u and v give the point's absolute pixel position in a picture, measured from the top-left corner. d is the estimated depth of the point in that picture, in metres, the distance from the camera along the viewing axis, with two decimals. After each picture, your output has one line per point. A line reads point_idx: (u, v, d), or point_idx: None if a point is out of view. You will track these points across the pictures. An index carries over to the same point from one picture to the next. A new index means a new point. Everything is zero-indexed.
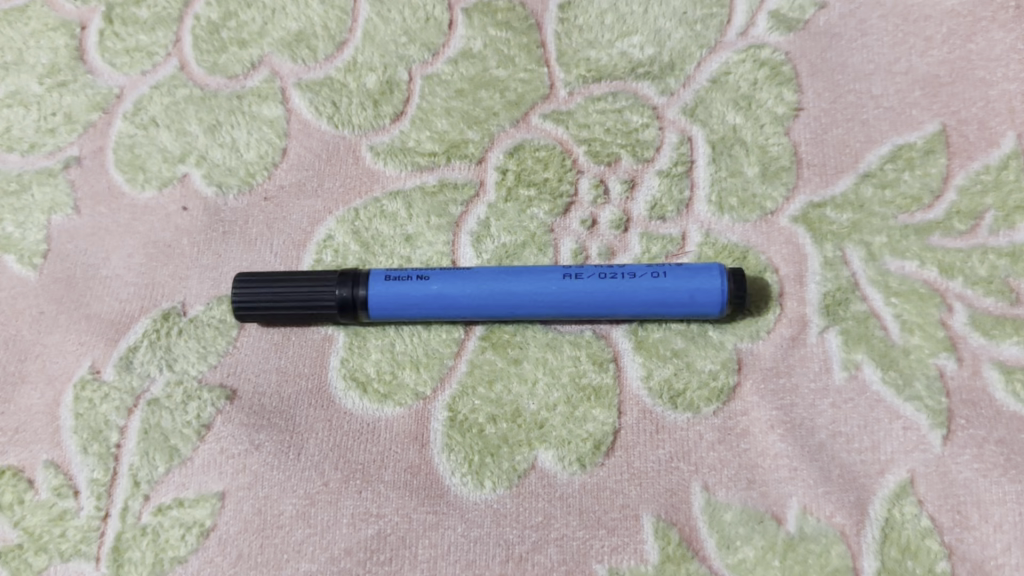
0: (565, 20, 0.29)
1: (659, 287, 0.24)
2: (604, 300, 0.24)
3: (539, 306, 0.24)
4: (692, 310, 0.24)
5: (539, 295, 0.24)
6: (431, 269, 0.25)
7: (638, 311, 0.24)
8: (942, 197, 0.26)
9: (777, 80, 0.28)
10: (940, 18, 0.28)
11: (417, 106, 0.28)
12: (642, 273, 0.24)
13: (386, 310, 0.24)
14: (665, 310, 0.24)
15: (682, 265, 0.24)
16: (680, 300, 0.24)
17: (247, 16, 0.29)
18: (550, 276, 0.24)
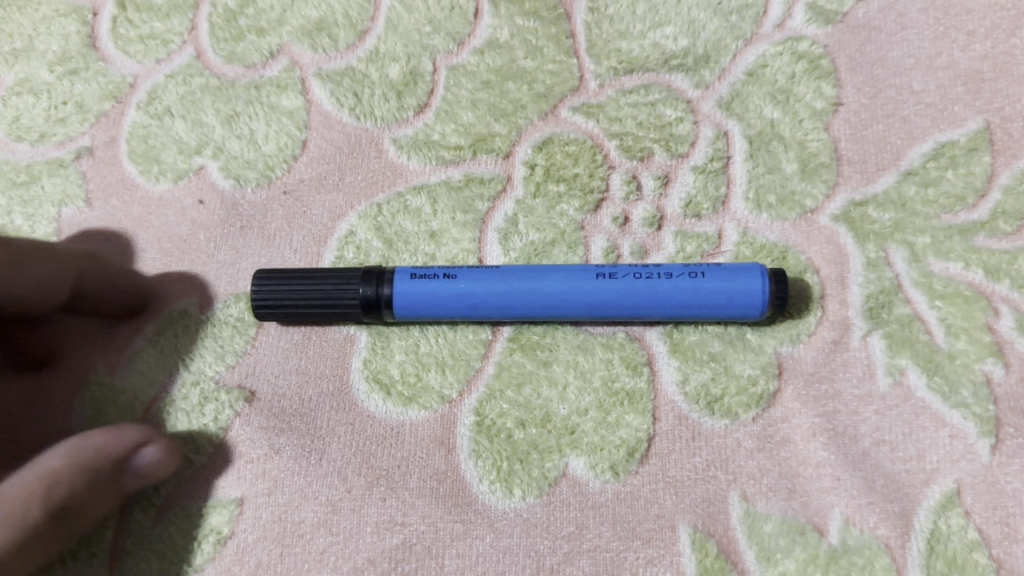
0: (595, 9, 0.28)
1: (697, 288, 0.23)
2: (639, 301, 0.23)
3: (571, 307, 0.23)
4: (731, 312, 0.23)
5: (571, 296, 0.23)
6: (458, 267, 0.24)
7: (675, 312, 0.23)
8: (987, 197, 0.25)
9: (815, 74, 0.27)
10: (984, 10, 0.27)
11: (442, 98, 0.27)
12: (679, 273, 0.23)
13: (411, 310, 0.23)
14: (703, 312, 0.23)
15: (720, 265, 0.23)
16: (718, 302, 0.23)
17: (265, 3, 0.28)
18: (582, 276, 0.23)
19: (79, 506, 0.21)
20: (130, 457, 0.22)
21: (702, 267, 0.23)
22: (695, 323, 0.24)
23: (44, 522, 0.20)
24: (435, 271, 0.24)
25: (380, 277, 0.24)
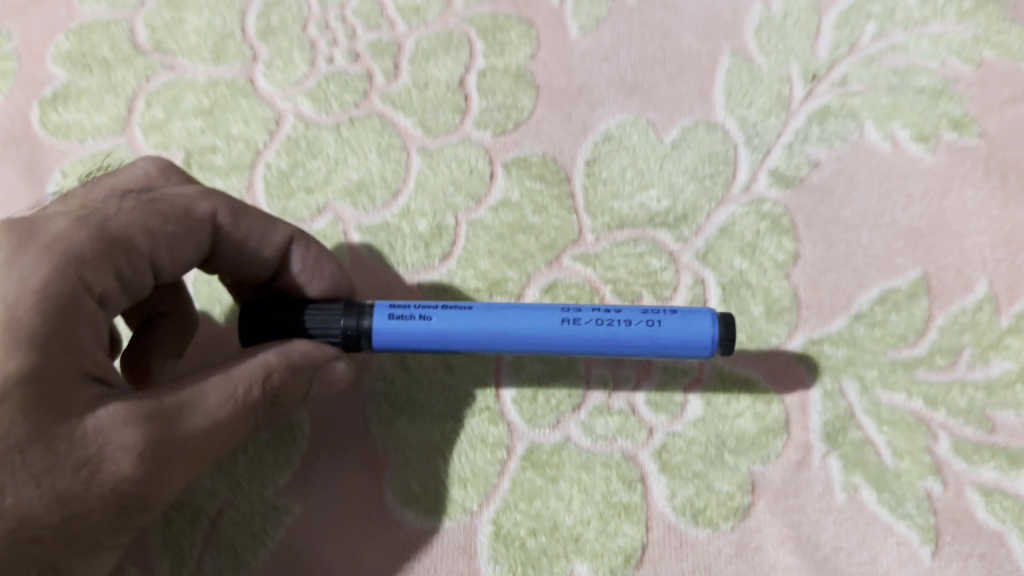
0: (591, 174, 0.33)
1: (651, 332, 0.26)
2: (600, 343, 0.27)
3: (537, 347, 0.27)
4: (682, 354, 0.26)
5: (536, 336, 0.27)
6: (430, 308, 0.27)
7: (630, 352, 0.27)
8: (925, 335, 0.30)
9: (776, 231, 0.32)
10: (919, 176, 0.32)
11: (463, 248, 0.32)
12: (637, 320, 0.27)
13: (389, 342, 0.28)
14: (656, 352, 0.27)
15: (675, 311, 0.27)
16: (672, 346, 0.26)
17: (313, 165, 0.33)
18: (549, 319, 0.27)
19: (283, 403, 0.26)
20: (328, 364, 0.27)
21: (657, 312, 0.27)
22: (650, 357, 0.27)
23: (258, 409, 0.25)
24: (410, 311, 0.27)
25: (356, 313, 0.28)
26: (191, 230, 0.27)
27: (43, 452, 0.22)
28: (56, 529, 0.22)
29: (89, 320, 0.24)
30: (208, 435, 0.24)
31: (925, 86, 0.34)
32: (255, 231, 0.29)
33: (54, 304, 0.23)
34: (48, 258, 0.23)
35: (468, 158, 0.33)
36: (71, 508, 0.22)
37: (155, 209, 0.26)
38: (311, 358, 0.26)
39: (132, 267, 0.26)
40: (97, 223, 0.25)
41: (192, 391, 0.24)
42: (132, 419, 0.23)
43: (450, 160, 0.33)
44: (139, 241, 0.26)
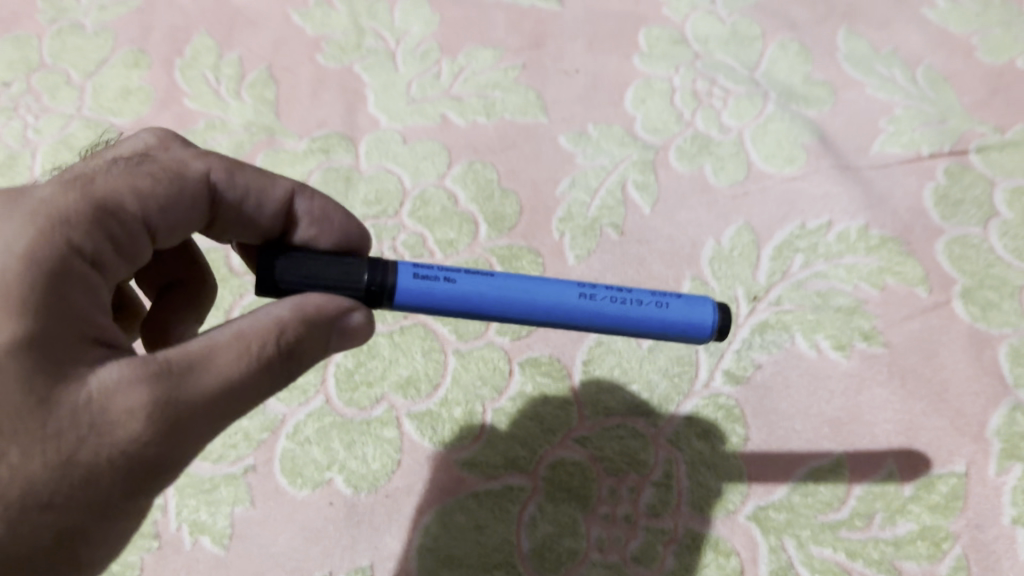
0: (587, 371, 0.43)
1: (663, 310, 0.33)
2: (614, 318, 0.33)
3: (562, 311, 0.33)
4: (688, 334, 0.33)
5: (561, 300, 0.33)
6: (455, 272, 0.33)
7: (635, 328, 0.33)
8: (846, 502, 0.39)
9: (730, 419, 0.41)
10: (838, 376, 0.42)
11: (489, 430, 0.41)
12: (648, 301, 0.33)
13: (407, 299, 0.33)
14: (659, 331, 0.33)
15: (681, 297, 0.33)
16: (675, 326, 0.33)
17: (372, 363, 0.43)
18: (568, 294, 0.33)
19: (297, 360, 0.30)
20: (340, 319, 0.31)
21: (665, 298, 0.33)
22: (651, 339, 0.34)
23: (272, 365, 0.29)
24: (439, 271, 0.33)
25: (389, 270, 0.33)
26: (183, 189, 0.33)
27: (51, 411, 0.27)
28: (71, 484, 0.27)
29: (79, 278, 0.29)
30: (215, 392, 0.28)
31: (841, 306, 0.45)
32: (255, 187, 0.36)
33: (42, 259, 0.28)
34: (36, 223, 0.29)
35: (492, 358, 0.43)
36: (81, 465, 0.27)
37: (147, 171, 0.32)
38: (323, 313, 0.30)
39: (122, 226, 0.31)
40: (87, 188, 0.30)
41: (201, 352, 0.28)
42: (138, 382, 0.27)
43: (478, 359, 0.43)
44: (127, 198, 0.31)
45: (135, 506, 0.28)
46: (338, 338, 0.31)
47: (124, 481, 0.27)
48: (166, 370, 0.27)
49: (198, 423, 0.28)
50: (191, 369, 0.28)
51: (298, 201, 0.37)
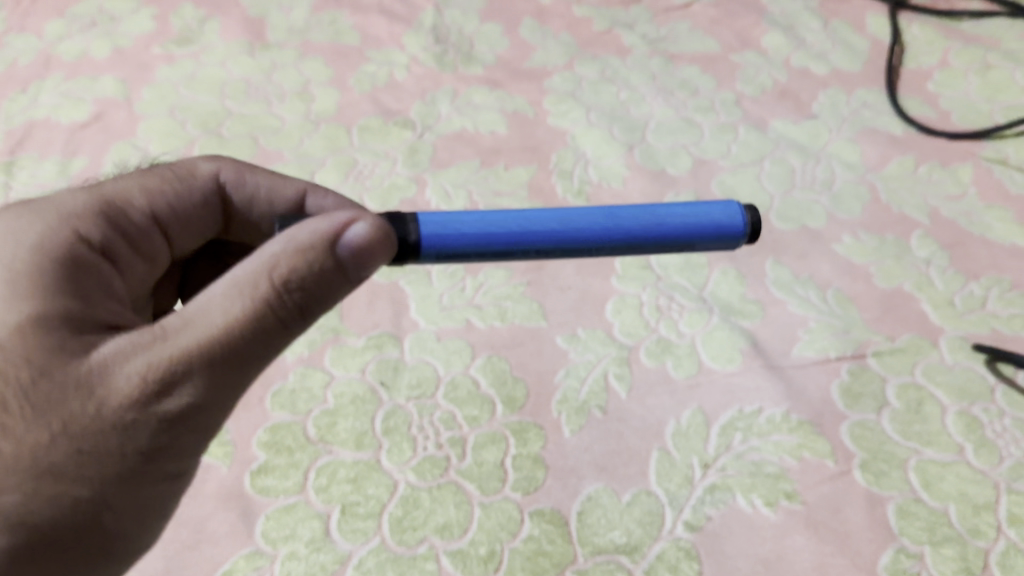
0: (581, 519, 0.57)
1: (680, 212, 0.47)
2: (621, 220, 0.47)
3: (581, 224, 0.47)
4: (721, 235, 0.48)
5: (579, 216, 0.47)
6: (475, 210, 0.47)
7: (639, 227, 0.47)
8: None
9: (689, 557, 0.55)
10: (768, 526, 0.57)
11: (507, 565, 0.55)
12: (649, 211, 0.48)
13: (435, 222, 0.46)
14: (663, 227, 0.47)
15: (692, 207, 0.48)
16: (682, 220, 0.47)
17: (417, 511, 0.57)
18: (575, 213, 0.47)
19: (290, 295, 0.41)
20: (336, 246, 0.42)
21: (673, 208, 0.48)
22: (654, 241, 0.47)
23: (269, 296, 0.41)
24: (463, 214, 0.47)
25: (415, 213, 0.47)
26: (192, 189, 0.54)
27: (72, 382, 0.41)
28: (94, 434, 0.40)
29: (85, 264, 0.46)
30: (216, 329, 0.41)
31: (771, 472, 0.59)
32: (268, 186, 0.56)
33: (58, 256, 0.45)
34: (56, 230, 0.46)
35: (510, 510, 0.58)
36: (99, 419, 0.40)
37: (165, 181, 0.53)
38: (314, 237, 0.42)
39: (129, 221, 0.51)
40: (102, 196, 0.50)
41: (205, 305, 0.41)
42: (140, 352, 0.41)
43: (497, 510, 0.58)
44: (133, 197, 0.51)
45: (153, 437, 0.41)
46: (348, 258, 0.42)
47: (138, 422, 0.41)
48: (173, 327, 0.41)
49: (195, 364, 0.40)
50: (192, 323, 0.41)
51: (307, 197, 0.56)
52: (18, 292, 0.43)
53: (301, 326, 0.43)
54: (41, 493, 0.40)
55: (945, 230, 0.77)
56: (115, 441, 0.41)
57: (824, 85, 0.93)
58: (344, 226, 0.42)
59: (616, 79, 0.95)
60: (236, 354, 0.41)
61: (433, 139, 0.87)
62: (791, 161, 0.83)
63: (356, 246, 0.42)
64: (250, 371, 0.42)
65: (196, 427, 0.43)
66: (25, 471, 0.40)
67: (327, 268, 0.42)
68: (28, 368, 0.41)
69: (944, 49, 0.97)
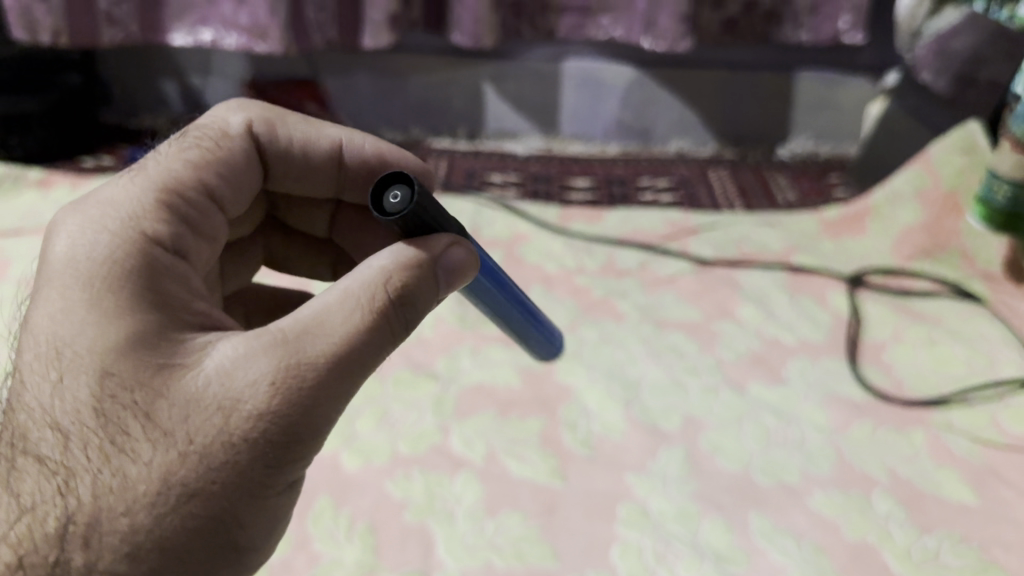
0: None
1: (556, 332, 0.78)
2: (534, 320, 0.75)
3: (517, 300, 0.71)
4: (546, 350, 0.81)
5: (518, 294, 0.71)
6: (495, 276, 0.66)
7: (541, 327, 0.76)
8: None
9: None
10: None
11: None
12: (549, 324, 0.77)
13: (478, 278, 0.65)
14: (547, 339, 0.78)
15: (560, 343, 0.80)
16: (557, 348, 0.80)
17: None
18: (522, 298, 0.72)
19: (402, 303, 0.52)
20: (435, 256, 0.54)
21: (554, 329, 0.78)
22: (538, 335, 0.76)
23: (391, 309, 0.52)
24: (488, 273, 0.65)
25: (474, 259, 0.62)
26: (233, 154, 0.65)
27: (222, 402, 0.49)
28: (248, 451, 0.49)
29: (172, 267, 0.55)
30: (347, 345, 0.50)
31: None
32: (306, 134, 0.69)
33: (154, 270, 0.54)
34: (137, 233, 0.55)
35: None
36: (251, 434, 0.49)
37: (208, 157, 0.63)
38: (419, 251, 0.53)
39: (187, 204, 0.60)
40: (156, 185, 0.59)
41: (336, 322, 0.51)
42: (282, 371, 0.49)
43: None
44: (178, 176, 0.60)
45: (297, 447, 0.50)
46: (440, 272, 0.54)
47: (286, 435, 0.49)
48: (296, 337, 0.50)
49: (317, 372, 0.49)
50: (314, 334, 0.50)
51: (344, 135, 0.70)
52: (142, 320, 0.51)
53: (402, 331, 0.53)
54: (180, 506, 0.48)
55: (902, 488, 0.88)
56: (248, 448, 0.49)
57: (792, 354, 1.08)
58: (440, 251, 0.54)
59: (613, 340, 1.10)
60: (361, 362, 0.51)
61: (457, 390, 1.00)
62: (767, 422, 0.96)
63: (450, 262, 0.54)
64: (361, 375, 0.52)
65: (316, 437, 0.51)
66: (167, 483, 0.48)
67: (424, 278, 0.53)
68: (181, 394, 0.49)
69: (895, 324, 1.13)
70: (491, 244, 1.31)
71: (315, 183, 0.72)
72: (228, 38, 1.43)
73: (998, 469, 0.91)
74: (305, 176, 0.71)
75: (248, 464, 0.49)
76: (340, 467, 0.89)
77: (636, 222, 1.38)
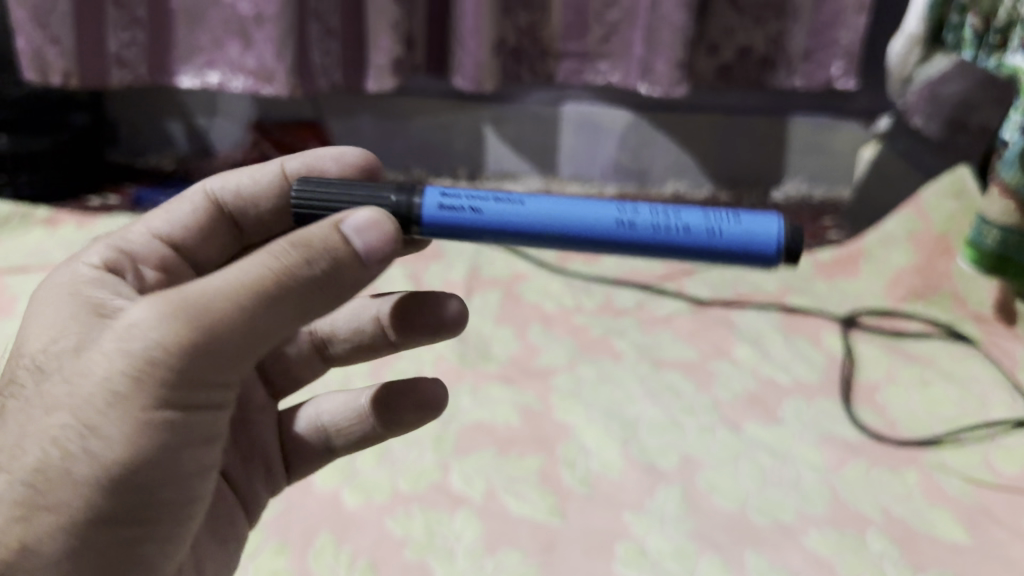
0: None
1: (705, 221, 0.51)
2: (644, 237, 0.51)
3: (603, 228, 0.51)
4: (755, 249, 0.51)
5: (601, 220, 0.52)
6: (487, 207, 0.53)
7: (663, 241, 0.51)
8: None
9: None
10: None
11: None
12: (688, 218, 0.51)
13: (436, 219, 0.54)
14: (696, 240, 0.51)
15: (743, 219, 0.51)
16: (737, 230, 0.51)
17: None
18: (597, 211, 0.52)
19: (302, 256, 0.48)
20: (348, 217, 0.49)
21: (738, 215, 0.51)
22: (683, 248, 0.51)
23: (284, 258, 0.48)
24: (467, 207, 0.54)
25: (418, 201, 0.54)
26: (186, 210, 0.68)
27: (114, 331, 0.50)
28: (119, 376, 0.49)
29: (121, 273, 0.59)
30: (231, 289, 0.47)
31: None
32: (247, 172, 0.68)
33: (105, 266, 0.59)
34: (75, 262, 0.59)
35: None
36: (123, 360, 0.48)
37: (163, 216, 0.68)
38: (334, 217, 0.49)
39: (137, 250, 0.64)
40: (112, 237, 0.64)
41: (231, 271, 0.48)
42: (163, 306, 0.48)
43: None
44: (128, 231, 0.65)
45: (169, 383, 0.48)
46: (352, 240, 0.48)
47: (154, 365, 0.48)
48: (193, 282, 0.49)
49: (194, 310, 0.47)
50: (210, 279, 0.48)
51: (287, 162, 0.67)
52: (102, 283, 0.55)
53: (311, 291, 0.48)
54: (59, 422, 0.50)
55: (897, 527, 0.89)
56: (119, 378, 0.49)
57: (787, 394, 1.09)
58: (359, 212, 0.49)
59: (611, 380, 1.11)
60: (244, 310, 0.47)
61: (457, 428, 1.01)
62: (763, 462, 0.98)
63: (363, 224, 0.49)
64: (251, 327, 0.48)
65: (191, 377, 0.49)
66: (55, 402, 0.51)
67: (333, 237, 0.48)
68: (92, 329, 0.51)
69: (889, 364, 1.15)
70: (490, 283, 1.33)
71: (276, 219, 0.70)
72: (235, 80, 1.47)
73: (990, 509, 0.92)
74: (267, 217, 0.69)
75: (116, 390, 0.49)
76: (341, 504, 0.90)
77: (633, 263, 1.41)
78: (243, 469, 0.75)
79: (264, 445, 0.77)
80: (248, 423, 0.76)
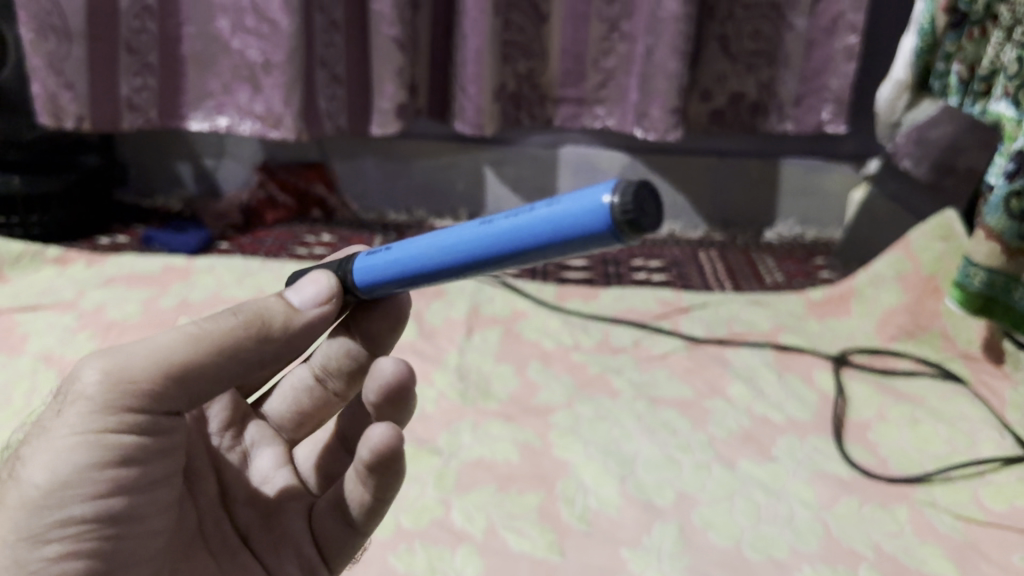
0: None
1: (547, 207, 0.47)
2: (500, 234, 0.49)
3: (469, 238, 0.52)
4: (589, 227, 0.45)
5: (466, 231, 0.52)
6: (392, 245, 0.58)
7: (518, 235, 0.49)
8: None
9: None
10: None
11: None
12: (537, 208, 0.48)
13: (361, 267, 0.61)
14: (545, 227, 0.47)
15: (580, 195, 0.46)
16: (574, 208, 0.46)
17: None
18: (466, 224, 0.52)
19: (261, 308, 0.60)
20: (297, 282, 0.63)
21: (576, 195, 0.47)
22: (533, 240, 0.48)
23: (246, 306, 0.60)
24: (381, 249, 0.60)
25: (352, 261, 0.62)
26: None
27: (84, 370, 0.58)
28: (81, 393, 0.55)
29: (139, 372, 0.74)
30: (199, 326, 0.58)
31: None
32: None
33: None
34: None
35: None
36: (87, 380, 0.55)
37: None
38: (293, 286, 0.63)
39: None
40: None
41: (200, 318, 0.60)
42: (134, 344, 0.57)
43: None
44: None
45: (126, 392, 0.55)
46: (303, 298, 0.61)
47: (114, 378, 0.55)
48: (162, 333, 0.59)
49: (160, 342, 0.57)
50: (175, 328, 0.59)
51: None
52: None
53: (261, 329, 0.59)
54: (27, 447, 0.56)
55: (888, 564, 0.91)
56: (77, 396, 0.55)
57: (781, 431, 1.12)
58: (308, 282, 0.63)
59: (609, 417, 1.14)
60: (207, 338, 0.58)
61: (458, 464, 1.04)
62: (757, 498, 1.00)
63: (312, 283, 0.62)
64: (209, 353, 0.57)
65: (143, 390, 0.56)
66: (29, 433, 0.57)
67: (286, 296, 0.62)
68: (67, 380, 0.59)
69: (880, 403, 1.18)
70: (490, 321, 1.37)
71: None
72: (243, 124, 1.52)
73: (980, 546, 0.94)
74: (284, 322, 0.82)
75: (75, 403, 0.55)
76: None
77: (629, 301, 1.44)
78: (265, 533, 0.71)
79: (295, 534, 0.71)
80: (280, 510, 0.72)
